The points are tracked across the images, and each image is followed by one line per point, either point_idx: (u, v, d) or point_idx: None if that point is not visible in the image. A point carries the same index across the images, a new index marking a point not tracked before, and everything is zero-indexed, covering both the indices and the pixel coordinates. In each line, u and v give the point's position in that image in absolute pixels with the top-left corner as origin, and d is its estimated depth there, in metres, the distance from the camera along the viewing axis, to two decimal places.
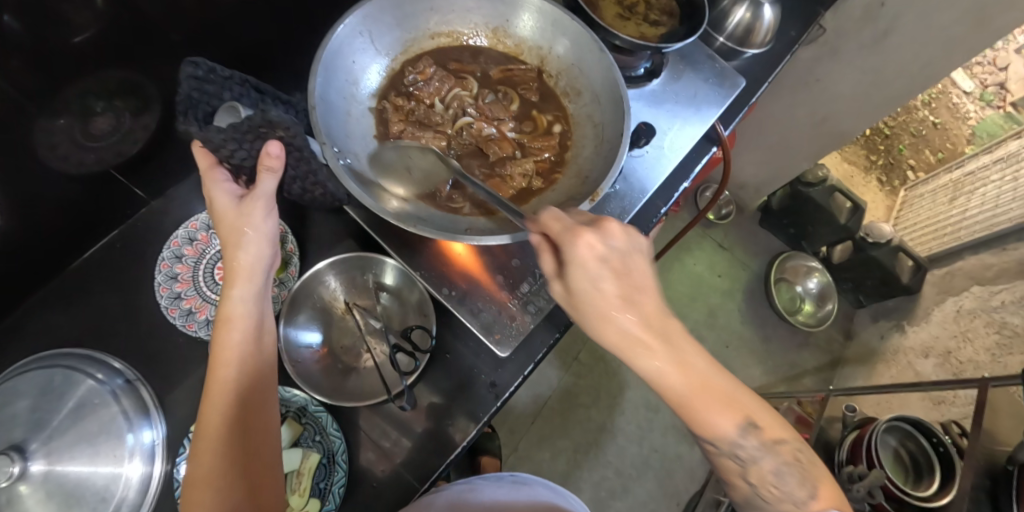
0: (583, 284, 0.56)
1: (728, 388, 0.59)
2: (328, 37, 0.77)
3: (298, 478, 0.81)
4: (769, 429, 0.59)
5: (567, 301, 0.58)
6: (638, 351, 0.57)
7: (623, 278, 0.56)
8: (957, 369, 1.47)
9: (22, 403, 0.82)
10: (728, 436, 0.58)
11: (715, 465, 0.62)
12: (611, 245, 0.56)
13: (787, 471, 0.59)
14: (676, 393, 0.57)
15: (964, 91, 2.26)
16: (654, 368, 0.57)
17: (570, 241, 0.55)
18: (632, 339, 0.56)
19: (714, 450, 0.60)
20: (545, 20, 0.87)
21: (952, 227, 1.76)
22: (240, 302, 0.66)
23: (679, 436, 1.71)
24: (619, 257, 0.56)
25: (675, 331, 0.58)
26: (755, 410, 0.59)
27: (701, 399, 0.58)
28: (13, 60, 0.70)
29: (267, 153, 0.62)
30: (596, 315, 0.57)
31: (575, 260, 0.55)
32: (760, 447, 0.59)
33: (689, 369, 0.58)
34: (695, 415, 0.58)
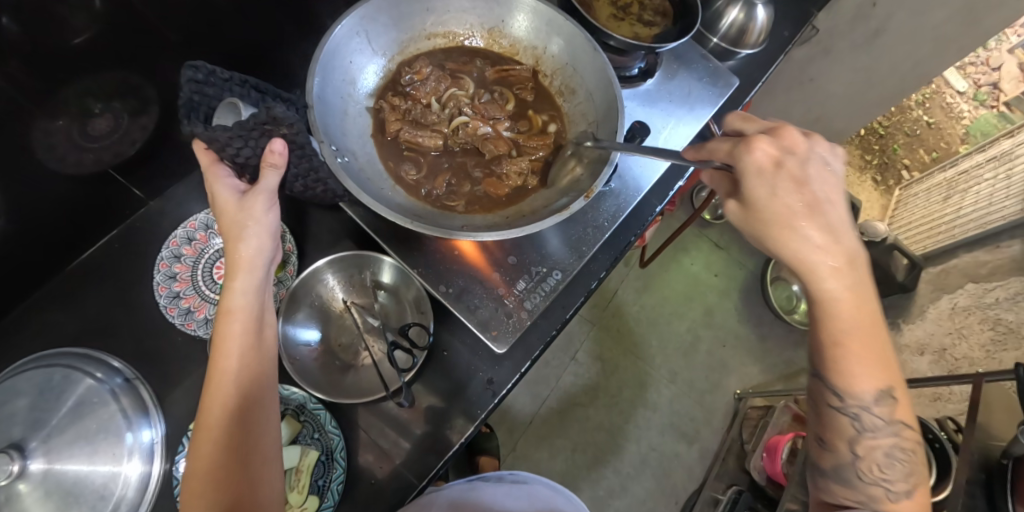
0: (762, 191, 0.65)
1: (883, 351, 0.69)
2: (326, 37, 0.77)
3: (296, 475, 0.81)
4: (899, 409, 0.69)
5: (740, 215, 0.68)
6: (821, 269, 0.66)
7: (804, 190, 0.65)
8: (952, 365, 1.53)
9: (22, 402, 0.82)
10: (862, 396, 0.69)
11: (826, 424, 0.72)
12: (786, 152, 0.66)
13: (897, 457, 0.70)
14: (840, 327, 0.67)
15: (958, 91, 2.27)
16: (832, 289, 0.67)
17: (746, 148, 0.66)
18: (822, 261, 0.66)
19: (838, 404, 0.70)
20: (540, 20, 0.88)
21: (946, 225, 1.76)
22: (240, 294, 0.66)
23: (677, 435, 1.72)
24: (796, 166, 0.66)
25: (860, 267, 0.68)
26: (897, 386, 0.69)
27: (863, 352, 0.68)
28: (12, 61, 0.70)
29: (270, 150, 0.63)
30: (772, 225, 0.66)
31: (753, 172, 0.65)
32: (886, 421, 0.69)
33: (858, 304, 0.68)
34: (846, 358, 0.68)
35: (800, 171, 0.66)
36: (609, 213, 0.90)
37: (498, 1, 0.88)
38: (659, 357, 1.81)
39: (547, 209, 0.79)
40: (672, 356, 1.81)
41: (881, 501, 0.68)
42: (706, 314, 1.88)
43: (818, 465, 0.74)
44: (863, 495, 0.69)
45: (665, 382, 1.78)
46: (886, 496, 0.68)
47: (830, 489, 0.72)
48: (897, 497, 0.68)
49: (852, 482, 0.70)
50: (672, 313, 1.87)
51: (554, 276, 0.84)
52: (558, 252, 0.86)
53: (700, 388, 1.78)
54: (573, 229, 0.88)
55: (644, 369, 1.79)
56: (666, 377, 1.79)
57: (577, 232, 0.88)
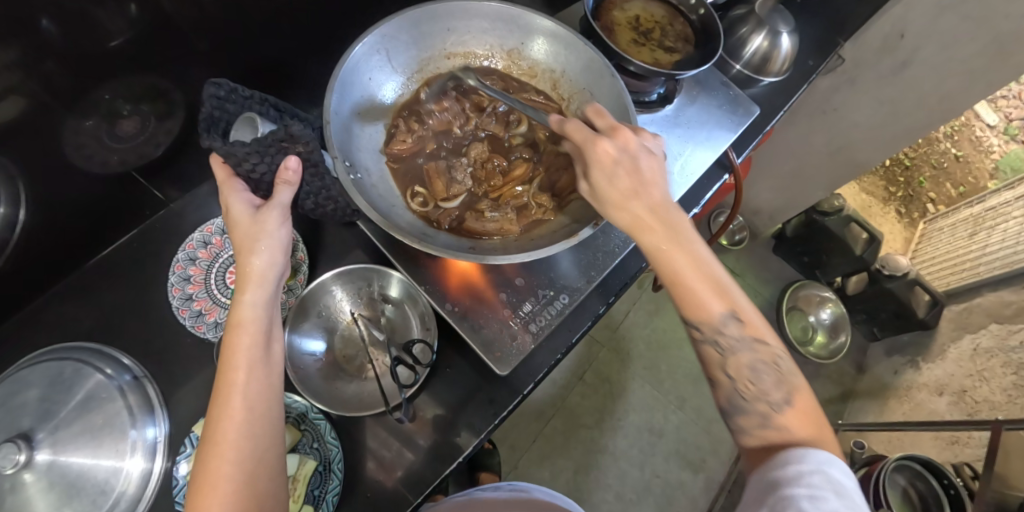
0: (602, 179, 0.70)
1: (718, 280, 0.69)
2: (347, 54, 0.79)
3: (293, 484, 0.80)
4: (751, 327, 0.67)
5: (592, 198, 0.73)
6: (645, 229, 0.69)
7: (635, 174, 0.69)
8: (972, 408, 1.44)
9: (33, 393, 0.84)
10: (715, 319, 0.67)
11: (701, 359, 0.70)
12: (623, 149, 0.70)
13: (763, 370, 0.66)
14: (669, 271, 0.68)
15: (988, 124, 2.22)
16: (657, 245, 0.68)
17: (590, 148, 0.70)
18: (641, 221, 0.69)
19: (699, 336, 0.68)
20: (559, 44, 0.90)
21: (971, 262, 1.72)
22: (250, 306, 0.67)
23: (682, 463, 1.69)
24: (631, 159, 0.70)
25: (680, 225, 0.70)
26: (743, 304, 0.68)
27: (700, 283, 0.68)
28: (47, 61, 0.73)
29: (285, 167, 0.65)
30: (609, 203, 0.71)
31: (595, 162, 0.70)
32: (739, 339, 0.67)
33: (684, 250, 0.68)
34: (685, 291, 0.68)
35: (635, 159, 0.70)
36: (622, 237, 0.89)
37: (519, 24, 0.89)
38: (668, 382, 1.78)
39: (557, 234, 0.79)
40: (680, 382, 1.79)
41: (771, 418, 0.64)
42: None
43: (719, 406, 0.70)
44: (757, 416, 0.65)
45: (672, 407, 1.75)
46: (771, 410, 0.64)
47: (738, 421, 0.67)
48: (779, 407, 0.64)
49: (744, 407, 0.66)
50: (683, 338, 1.85)
51: (561, 299, 0.84)
52: (568, 275, 0.86)
53: (708, 416, 1.75)
54: (584, 252, 0.88)
55: (651, 393, 1.76)
56: (674, 402, 1.76)
57: (587, 257, 0.88)
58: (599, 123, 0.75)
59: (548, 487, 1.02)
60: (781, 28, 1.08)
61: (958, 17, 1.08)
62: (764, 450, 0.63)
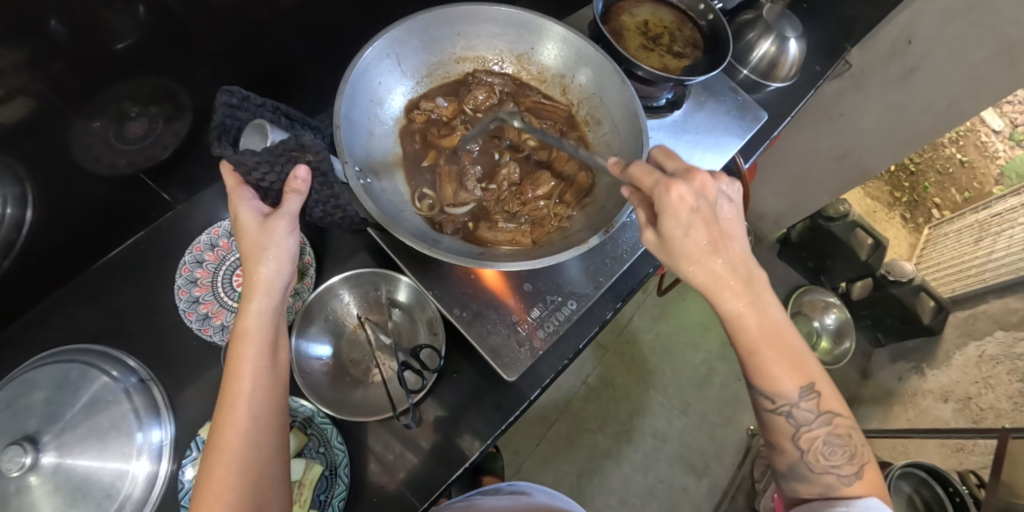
0: (677, 233, 0.63)
1: (798, 351, 0.67)
2: (356, 58, 0.79)
3: (299, 489, 0.81)
4: (828, 401, 0.67)
5: (659, 249, 0.66)
6: (727, 291, 0.66)
7: (713, 231, 0.64)
8: (977, 416, 1.44)
9: (38, 396, 0.84)
10: (790, 394, 0.66)
11: (767, 428, 0.69)
12: (702, 196, 0.63)
13: (836, 443, 0.67)
14: (749, 336, 0.66)
15: (994, 129, 2.25)
16: (735, 310, 0.66)
17: (662, 193, 0.62)
18: (721, 283, 0.65)
19: (770, 406, 0.67)
20: (569, 49, 0.89)
21: (977, 268, 1.72)
22: (256, 315, 0.66)
23: (685, 468, 1.68)
24: (709, 208, 0.64)
25: (762, 290, 0.67)
26: (820, 378, 0.67)
27: (778, 354, 0.66)
28: (55, 63, 0.73)
29: (294, 177, 0.64)
30: (681, 257, 0.65)
31: (668, 210, 0.62)
32: (816, 413, 0.67)
33: (763, 319, 0.66)
34: (761, 362, 0.66)
35: (713, 214, 0.64)
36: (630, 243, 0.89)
37: (529, 28, 0.89)
38: (672, 387, 1.78)
39: (567, 242, 0.79)
40: (684, 387, 1.78)
41: (835, 489, 0.66)
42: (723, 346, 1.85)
43: (777, 471, 0.71)
44: (822, 486, 0.66)
45: (676, 412, 1.75)
46: (839, 483, 0.66)
47: (793, 485, 0.69)
48: (849, 481, 0.65)
49: (808, 476, 0.67)
50: (687, 343, 1.84)
51: (569, 305, 0.84)
52: (576, 280, 0.86)
53: (712, 422, 1.75)
54: (593, 257, 0.88)
55: (655, 398, 1.76)
56: (678, 407, 1.75)
57: (595, 262, 0.88)
58: (668, 164, 0.70)
59: (549, 489, 1.02)
60: (789, 33, 1.07)
61: (967, 24, 1.08)
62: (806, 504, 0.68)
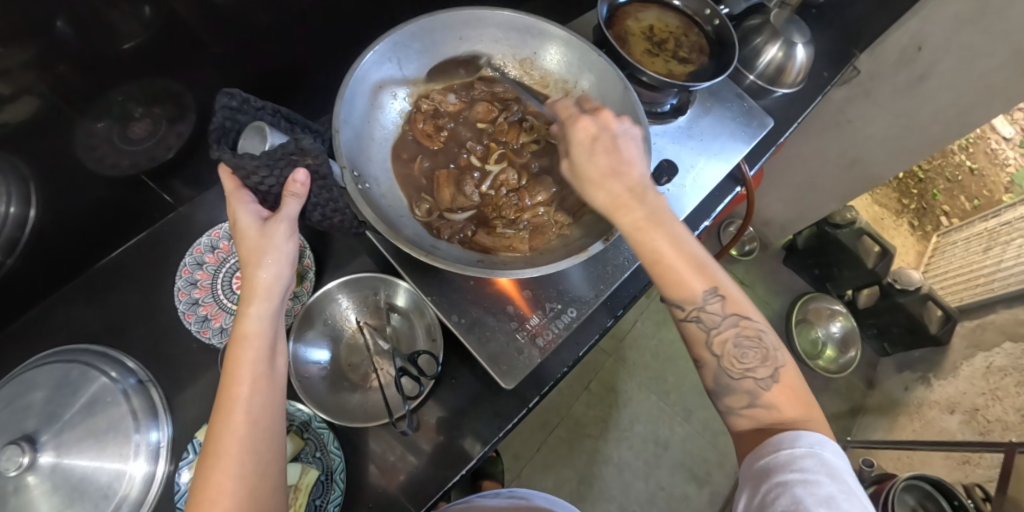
0: (584, 157, 0.70)
1: (700, 258, 0.68)
2: (357, 63, 0.79)
3: (294, 493, 0.80)
4: (734, 303, 0.67)
5: (572, 178, 0.72)
6: (625, 208, 0.68)
7: (614, 152, 0.70)
8: (984, 428, 1.41)
9: (38, 395, 0.84)
10: (696, 298, 0.66)
11: (686, 338, 0.69)
12: (602, 128, 0.71)
13: (747, 345, 0.66)
14: (649, 250, 0.67)
15: (1004, 137, 2.19)
16: (634, 224, 0.67)
17: (572, 124, 0.72)
18: (619, 199, 0.68)
19: (680, 315, 0.68)
20: (572, 55, 0.89)
21: (985, 278, 1.70)
22: (256, 319, 0.66)
23: (686, 476, 1.67)
24: (610, 138, 0.70)
25: (658, 202, 0.69)
26: (725, 282, 0.67)
27: (681, 262, 0.67)
28: (61, 64, 0.73)
29: (293, 180, 0.64)
30: (588, 182, 0.70)
31: (574, 140, 0.71)
32: (724, 316, 0.66)
33: (663, 231, 0.67)
34: (666, 272, 0.67)
35: (614, 142, 0.70)
36: (631, 252, 0.88)
37: (532, 33, 0.89)
38: (674, 394, 1.77)
39: (568, 250, 0.78)
40: (686, 394, 1.77)
41: (758, 396, 0.64)
42: None
43: (707, 387, 0.70)
44: (744, 394, 0.65)
45: (678, 419, 1.73)
46: (758, 387, 0.65)
47: (726, 401, 0.67)
48: (766, 384, 0.64)
49: (732, 386, 0.66)
50: None
51: (569, 313, 0.83)
52: (577, 288, 0.85)
53: (714, 429, 1.73)
54: (595, 265, 0.87)
55: (657, 404, 1.75)
56: (680, 414, 1.74)
57: (596, 269, 0.87)
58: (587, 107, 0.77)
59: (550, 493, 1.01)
60: (796, 39, 1.06)
61: (978, 31, 1.06)
62: (754, 431, 0.63)
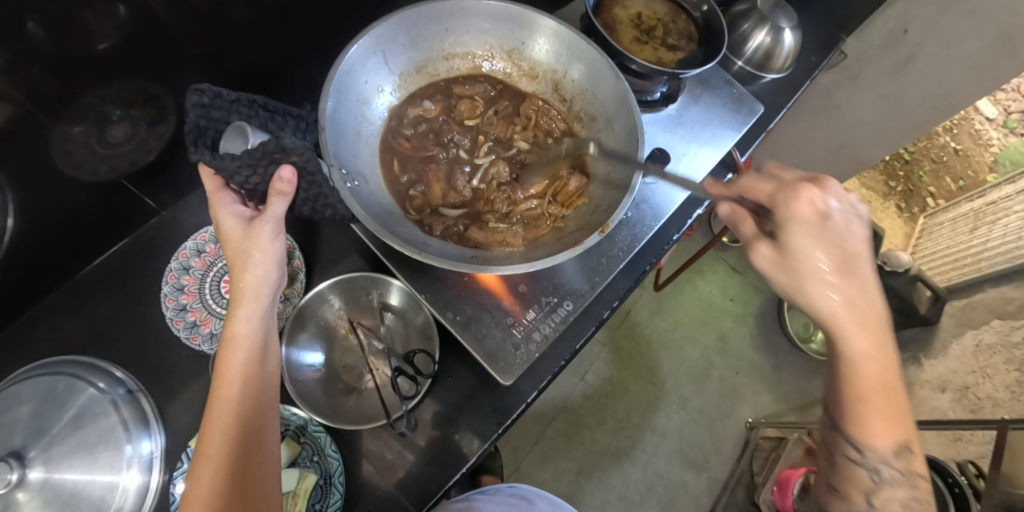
0: (810, 247, 0.57)
1: (902, 404, 0.59)
2: (340, 58, 0.76)
3: (292, 499, 0.78)
4: (916, 460, 0.60)
5: (774, 266, 0.59)
6: (847, 323, 0.57)
7: (838, 246, 0.57)
8: (975, 405, 1.49)
9: (24, 409, 0.82)
10: (880, 447, 0.59)
11: (837, 476, 0.61)
12: (829, 205, 0.58)
13: (913, 507, 0.60)
14: (865, 379, 0.57)
15: (987, 117, 2.24)
16: (857, 346, 0.57)
17: (790, 198, 0.58)
18: (842, 311, 0.57)
19: (854, 456, 0.60)
20: (561, 44, 0.87)
21: (973, 258, 1.70)
22: (245, 321, 0.65)
23: (684, 463, 1.68)
24: (842, 227, 0.58)
25: (885, 327, 0.59)
26: (914, 436, 0.60)
27: (884, 403, 0.58)
28: (34, 66, 0.70)
29: (279, 178, 0.62)
30: (811, 281, 0.57)
31: (796, 220, 0.57)
32: (901, 474, 0.59)
33: (882, 362, 0.58)
34: (869, 410, 0.58)
35: (846, 236, 0.58)
36: (625, 243, 0.87)
37: (519, 23, 0.87)
38: (670, 382, 1.77)
39: (561, 242, 0.77)
40: (682, 382, 1.78)
41: None
42: (720, 340, 1.84)
43: None
44: None
45: (674, 407, 1.74)
46: None
47: None
48: None
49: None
50: (685, 337, 1.83)
51: (565, 307, 0.82)
52: (573, 281, 0.84)
53: (711, 416, 1.74)
54: (590, 257, 0.86)
55: (653, 393, 1.75)
56: (677, 402, 1.75)
57: (591, 261, 0.86)
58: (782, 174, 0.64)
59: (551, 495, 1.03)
60: (784, 23, 1.05)
61: (964, 13, 1.06)
62: None
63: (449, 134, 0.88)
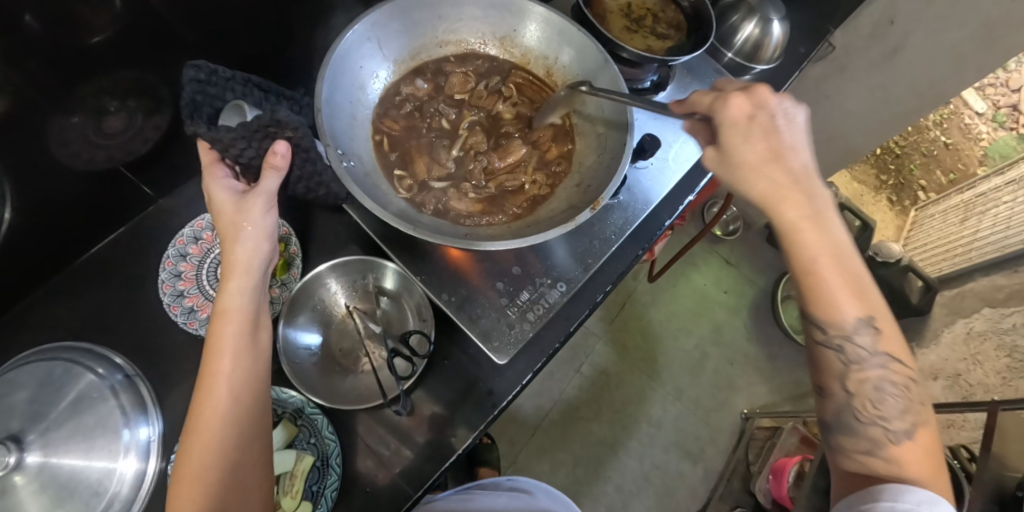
0: (737, 138, 0.65)
1: (860, 280, 0.65)
2: (336, 43, 0.77)
3: (290, 480, 0.80)
4: (885, 339, 0.63)
5: (719, 165, 0.68)
6: (785, 202, 0.65)
7: (770, 137, 0.65)
8: (966, 392, 1.46)
9: (21, 395, 0.82)
10: (845, 324, 0.63)
11: (817, 362, 0.66)
12: (759, 107, 0.66)
13: (890, 392, 0.63)
14: (808, 252, 0.64)
15: (977, 112, 2.27)
16: (796, 222, 0.65)
17: (721, 104, 0.66)
18: (780, 193, 0.65)
19: (821, 337, 0.64)
20: (552, 30, 0.89)
21: (963, 248, 1.73)
22: (235, 294, 0.66)
23: (680, 453, 1.69)
24: (768, 118, 0.66)
25: (823, 207, 0.66)
26: (880, 312, 0.64)
27: (838, 280, 0.64)
28: (30, 56, 0.71)
29: (273, 152, 0.64)
30: (743, 169, 0.66)
31: (727, 121, 0.66)
32: (873, 352, 0.63)
33: (828, 236, 0.65)
34: (819, 285, 0.64)
35: (772, 123, 0.66)
36: (617, 225, 0.89)
37: (510, 10, 0.88)
38: (666, 374, 1.78)
39: (552, 219, 0.78)
40: (677, 373, 1.79)
41: (881, 447, 0.61)
42: (715, 332, 1.85)
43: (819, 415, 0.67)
44: (867, 442, 0.62)
45: (670, 399, 1.75)
46: (886, 438, 0.61)
47: (840, 441, 0.64)
48: (899, 437, 0.61)
49: (853, 427, 0.63)
50: (679, 329, 1.85)
51: (558, 288, 0.84)
52: (564, 264, 0.86)
53: (707, 406, 1.76)
54: (581, 239, 0.88)
55: (649, 384, 1.76)
56: (672, 393, 1.76)
57: (583, 244, 0.87)
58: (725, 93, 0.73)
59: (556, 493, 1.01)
60: (773, 15, 1.07)
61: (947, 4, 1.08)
62: (860, 477, 0.61)
63: (441, 117, 0.90)
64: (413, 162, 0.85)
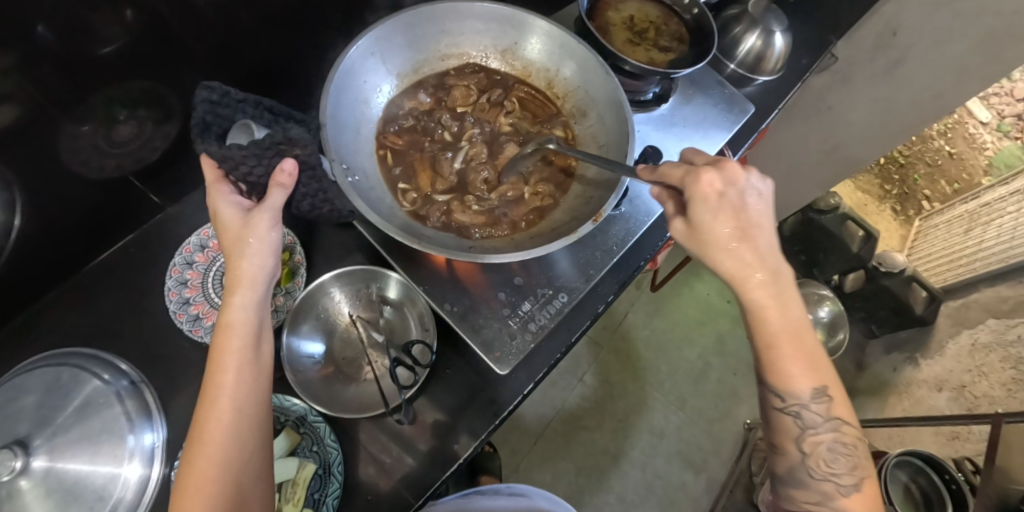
0: (704, 216, 0.63)
1: (816, 353, 0.64)
2: (341, 57, 0.79)
3: (292, 488, 0.80)
4: (837, 406, 0.64)
5: (686, 238, 0.66)
6: (750, 282, 0.63)
7: (738, 217, 0.64)
8: (971, 403, 1.45)
9: (29, 399, 0.83)
10: (800, 394, 0.63)
11: (772, 424, 0.66)
12: (729, 184, 0.64)
13: (841, 452, 0.64)
14: (770, 329, 0.63)
15: (981, 121, 2.27)
16: (758, 302, 0.63)
17: (691, 180, 0.65)
18: (746, 271, 0.63)
19: (779, 404, 0.64)
20: (553, 44, 0.90)
21: (967, 258, 1.73)
22: (239, 308, 0.66)
23: (683, 463, 1.68)
24: (737, 197, 0.64)
25: (787, 284, 0.65)
26: (833, 382, 0.64)
27: (794, 352, 0.63)
28: (44, 65, 0.72)
29: (281, 170, 0.65)
30: (712, 245, 0.64)
31: (696, 195, 0.64)
32: (825, 419, 0.63)
33: (785, 313, 0.63)
34: (777, 358, 0.63)
35: (739, 200, 0.64)
36: (619, 236, 0.90)
37: (513, 24, 0.90)
38: (668, 384, 1.78)
39: (556, 233, 0.79)
40: (680, 383, 1.79)
41: (833, 499, 0.62)
42: (718, 341, 1.85)
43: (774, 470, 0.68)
44: (817, 494, 0.63)
45: (672, 408, 1.75)
46: (837, 492, 0.63)
47: (790, 490, 0.66)
48: (847, 491, 0.62)
49: (807, 483, 0.64)
50: (682, 338, 1.85)
51: (560, 298, 0.84)
52: (567, 275, 0.86)
53: (710, 416, 1.75)
54: (583, 250, 0.88)
55: (651, 393, 1.76)
56: (675, 403, 1.76)
57: (585, 255, 0.88)
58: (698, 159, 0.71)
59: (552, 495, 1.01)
60: (775, 26, 1.08)
61: (952, 13, 1.09)
62: None
63: (442, 130, 0.91)
64: (417, 177, 0.86)
